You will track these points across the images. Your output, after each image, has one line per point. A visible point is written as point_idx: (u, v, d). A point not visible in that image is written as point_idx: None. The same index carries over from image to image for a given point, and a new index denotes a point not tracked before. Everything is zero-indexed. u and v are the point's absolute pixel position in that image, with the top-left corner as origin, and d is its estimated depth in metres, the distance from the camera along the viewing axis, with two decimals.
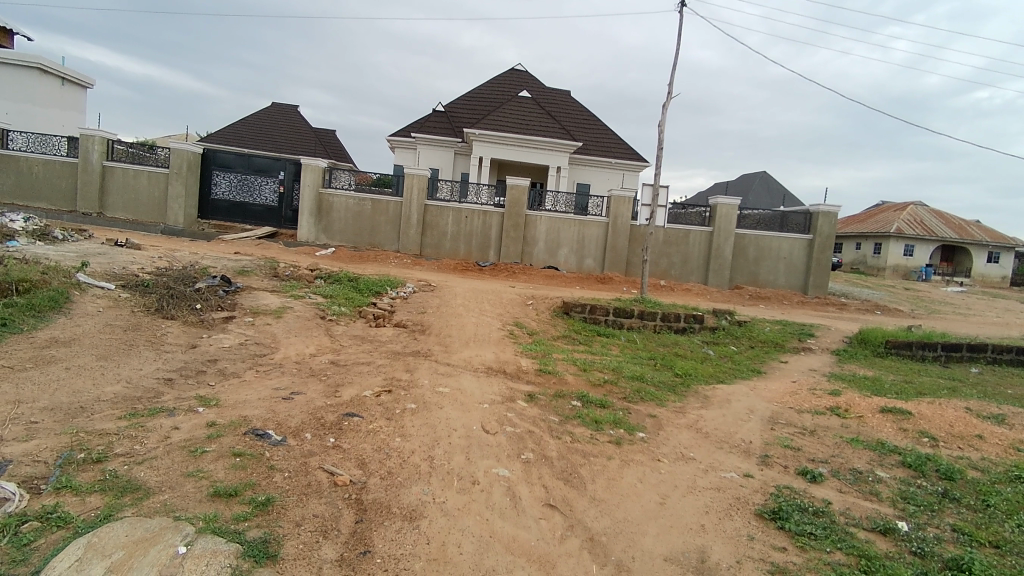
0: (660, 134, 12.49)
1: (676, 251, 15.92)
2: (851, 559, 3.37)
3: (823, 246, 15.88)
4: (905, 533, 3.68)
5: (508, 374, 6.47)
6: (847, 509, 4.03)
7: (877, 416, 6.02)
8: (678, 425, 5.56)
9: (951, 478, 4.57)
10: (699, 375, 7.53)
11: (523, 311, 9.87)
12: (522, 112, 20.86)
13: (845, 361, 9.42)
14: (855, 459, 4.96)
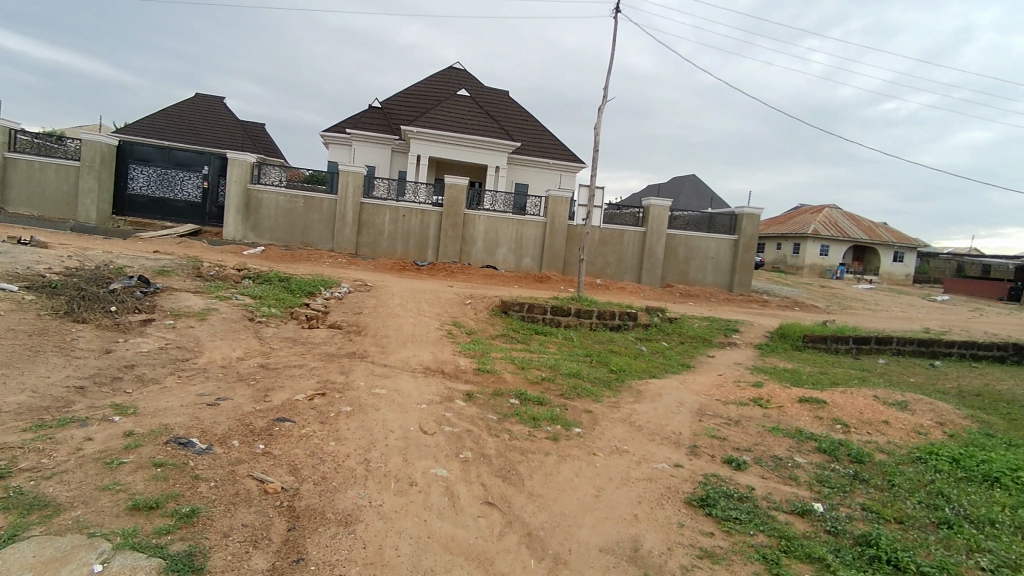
0: (596, 136, 12.80)
1: (611, 252, 16.33)
2: (772, 540, 3.58)
3: (747, 246, 16.70)
4: (819, 513, 3.94)
5: (447, 374, 6.45)
6: (769, 494, 4.27)
7: (795, 406, 6.41)
8: (613, 420, 5.71)
9: (860, 461, 4.94)
10: (633, 370, 7.77)
11: (462, 310, 9.85)
12: (459, 111, 20.85)
13: (767, 354, 9.97)
14: (776, 446, 5.27)
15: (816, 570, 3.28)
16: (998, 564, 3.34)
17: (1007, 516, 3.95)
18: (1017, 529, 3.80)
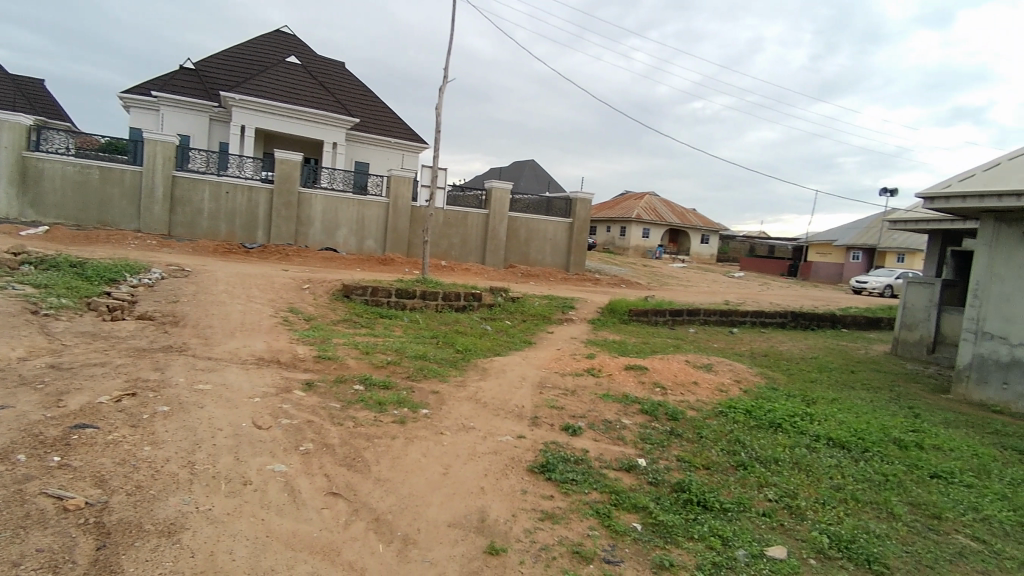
0: (437, 116, 12.73)
1: (455, 233, 16.45)
2: (604, 496, 3.94)
3: (581, 229, 17.90)
4: (643, 467, 4.42)
5: (283, 363, 6.05)
6: (601, 454, 4.68)
7: (623, 373, 7.08)
8: (459, 398, 5.82)
9: (675, 418, 5.62)
10: (478, 349, 7.97)
11: (299, 295, 9.28)
12: (290, 79, 19.43)
13: (599, 328, 10.84)
14: (606, 411, 5.78)
15: (640, 517, 3.68)
16: (779, 494, 4.03)
17: (785, 454, 4.76)
18: (793, 463, 4.61)
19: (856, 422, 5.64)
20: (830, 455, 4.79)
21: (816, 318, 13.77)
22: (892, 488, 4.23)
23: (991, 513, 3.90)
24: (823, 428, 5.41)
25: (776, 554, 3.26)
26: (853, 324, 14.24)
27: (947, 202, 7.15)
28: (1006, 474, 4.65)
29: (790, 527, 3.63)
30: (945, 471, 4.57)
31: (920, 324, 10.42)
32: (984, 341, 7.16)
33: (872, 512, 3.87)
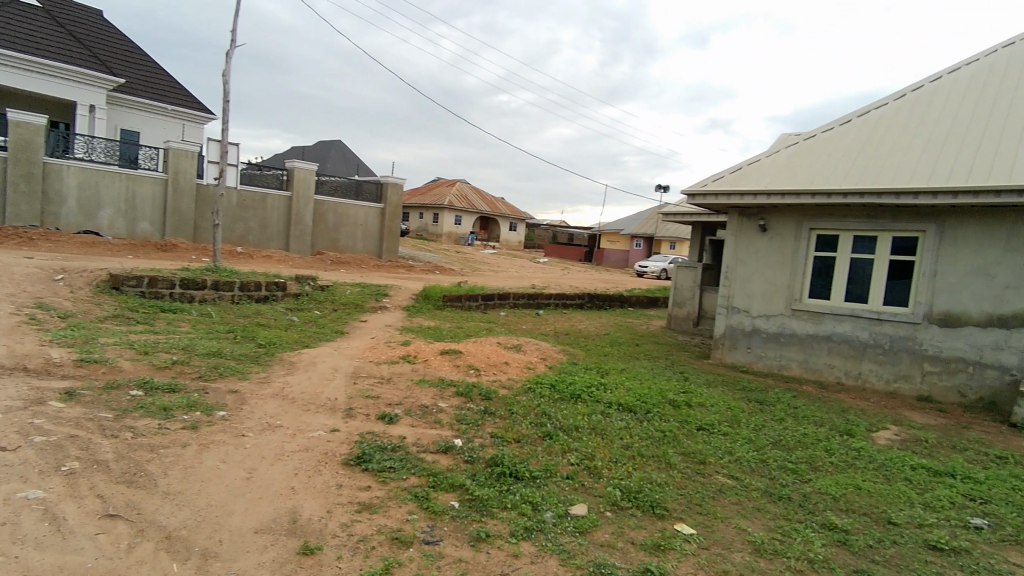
0: (226, 84, 11.48)
1: (252, 216, 15.07)
2: (422, 479, 4.00)
3: (393, 214, 17.63)
4: (459, 447, 4.56)
5: (32, 371, 5.00)
6: (418, 439, 4.72)
7: (438, 358, 7.20)
8: (263, 396, 5.40)
9: (488, 397, 5.89)
10: (284, 342, 7.44)
11: (50, 288, 7.71)
12: (28, 29, 16.10)
13: (414, 315, 10.85)
14: (423, 396, 5.84)
15: (458, 495, 3.81)
16: (580, 458, 4.48)
17: (584, 421, 5.29)
18: (591, 429, 5.14)
19: (640, 388, 6.50)
20: (621, 419, 5.45)
21: (609, 299, 15.40)
22: (669, 441, 4.96)
23: (739, 454, 4.80)
24: (614, 395, 6.12)
25: (578, 512, 3.62)
26: (638, 303, 16.24)
27: (706, 199, 8.48)
28: (749, 421, 5.75)
29: (590, 486, 4.05)
30: (706, 423, 5.49)
31: (688, 301, 12.22)
32: (733, 314, 8.71)
33: (654, 464, 4.50)
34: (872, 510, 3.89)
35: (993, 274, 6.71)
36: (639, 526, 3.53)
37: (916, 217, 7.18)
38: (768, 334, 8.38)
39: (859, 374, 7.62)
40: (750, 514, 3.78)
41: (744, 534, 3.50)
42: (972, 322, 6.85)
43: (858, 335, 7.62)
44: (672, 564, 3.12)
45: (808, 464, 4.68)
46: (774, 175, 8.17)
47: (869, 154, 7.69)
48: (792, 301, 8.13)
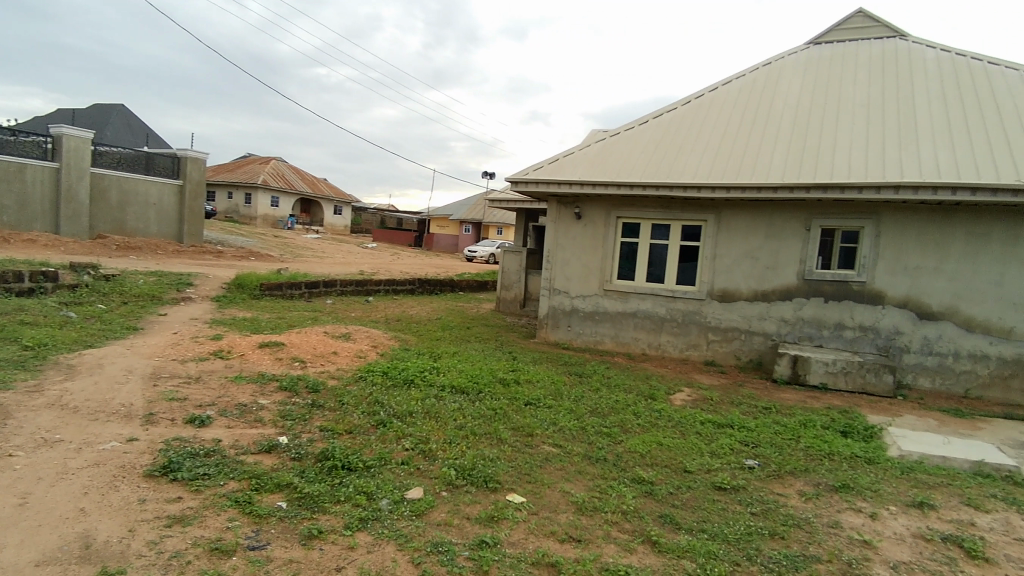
0: None
1: (7, 193, 12.35)
2: (242, 483, 3.69)
3: (194, 193, 15.86)
4: (284, 445, 4.29)
5: None
6: (236, 441, 4.34)
7: (256, 352, 6.67)
8: (33, 408, 4.52)
9: (315, 390, 5.61)
10: (59, 343, 6.29)
11: None
12: None
13: (225, 306, 9.86)
14: (240, 394, 5.36)
15: (285, 495, 3.59)
16: (415, 442, 4.50)
17: (418, 406, 5.30)
18: (424, 413, 5.18)
19: (472, 369, 6.70)
20: (453, 400, 5.57)
21: (438, 283, 15.50)
22: (499, 418, 5.19)
23: (562, 424, 5.21)
24: (447, 378, 6.23)
25: (414, 496, 3.65)
26: (467, 288, 16.59)
27: (526, 186, 8.90)
28: (570, 393, 6.26)
29: (425, 469, 4.10)
30: (533, 398, 5.85)
31: (514, 284, 12.87)
32: (554, 295, 9.34)
33: (486, 441, 4.69)
34: (671, 461, 4.49)
35: (756, 256, 8.07)
36: (474, 501, 3.67)
37: (699, 208, 8.34)
38: (585, 313, 9.14)
39: (658, 344, 8.67)
40: (573, 478, 4.14)
41: (568, 497, 3.82)
42: (742, 297, 8.17)
43: (658, 310, 8.65)
44: (505, 532, 3.30)
45: (620, 427, 5.25)
46: (586, 167, 8.89)
47: (663, 152, 8.74)
48: (604, 282, 8.96)
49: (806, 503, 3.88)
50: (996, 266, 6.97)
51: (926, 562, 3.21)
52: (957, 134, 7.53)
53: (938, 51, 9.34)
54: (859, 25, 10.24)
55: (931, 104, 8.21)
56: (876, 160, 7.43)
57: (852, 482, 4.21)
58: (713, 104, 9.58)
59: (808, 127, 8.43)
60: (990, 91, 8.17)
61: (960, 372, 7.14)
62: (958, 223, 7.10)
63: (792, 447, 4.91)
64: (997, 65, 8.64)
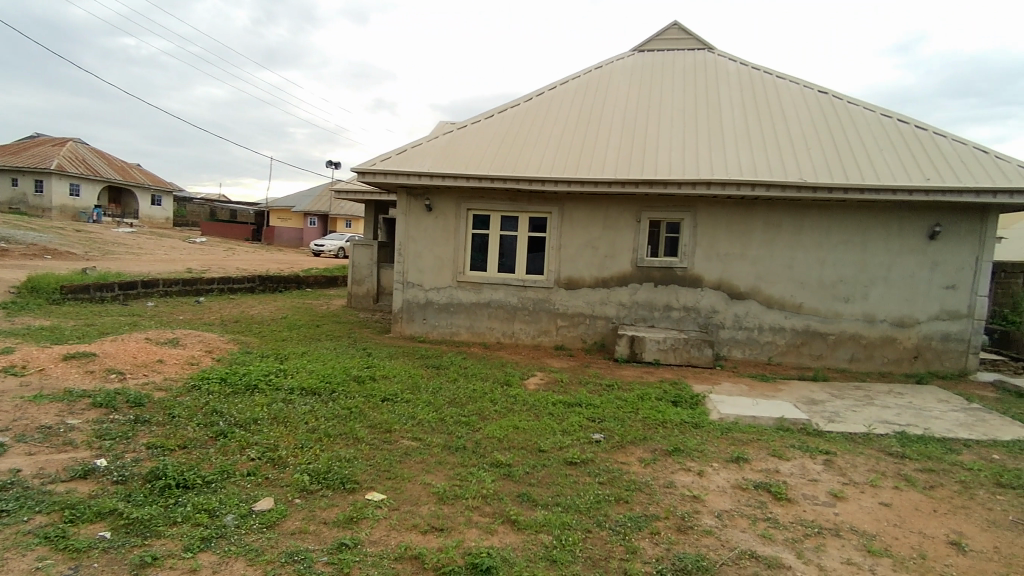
0: None
1: None
2: (53, 517, 3.17)
3: None
4: (104, 468, 3.76)
5: None
6: (40, 470, 3.71)
7: (61, 365, 5.73)
8: None
9: (139, 404, 4.97)
10: None
11: None
12: None
13: (15, 313, 8.31)
14: (41, 416, 4.58)
15: (109, 524, 3.15)
16: (262, 450, 4.20)
17: (264, 412, 4.95)
18: (272, 419, 4.85)
19: (323, 369, 6.40)
20: (304, 403, 5.28)
21: (282, 280, 14.51)
22: (354, 417, 5.03)
23: (421, 417, 5.20)
24: (295, 380, 5.88)
25: (264, 507, 3.41)
26: (314, 284, 15.74)
27: (374, 177, 8.65)
28: (428, 385, 6.26)
29: (275, 477, 3.85)
30: (390, 394, 5.75)
31: (366, 279, 12.50)
32: (408, 288, 9.24)
33: (342, 441, 4.53)
34: (527, 443, 4.70)
35: (596, 246, 8.68)
36: (331, 505, 3.53)
37: (544, 201, 8.76)
38: (440, 305, 9.17)
39: (512, 332, 8.99)
40: (433, 469, 4.15)
41: (429, 488, 3.83)
42: (585, 284, 8.75)
43: (510, 300, 8.95)
44: (365, 532, 3.22)
45: (478, 415, 5.37)
46: (434, 159, 8.87)
47: (508, 146, 9.01)
48: (457, 273, 9.06)
49: (646, 468, 4.30)
50: (786, 251, 8.23)
51: (741, 507, 3.74)
52: (754, 138, 8.74)
53: (737, 64, 10.74)
54: (675, 37, 11.43)
55: (734, 111, 9.44)
56: (692, 159, 8.38)
57: (683, 445, 4.75)
58: (553, 102, 10.09)
59: (636, 127, 9.23)
60: (778, 102, 9.59)
61: (763, 342, 8.35)
62: (756, 215, 8.27)
63: (633, 419, 5.39)
64: (782, 80, 10.16)
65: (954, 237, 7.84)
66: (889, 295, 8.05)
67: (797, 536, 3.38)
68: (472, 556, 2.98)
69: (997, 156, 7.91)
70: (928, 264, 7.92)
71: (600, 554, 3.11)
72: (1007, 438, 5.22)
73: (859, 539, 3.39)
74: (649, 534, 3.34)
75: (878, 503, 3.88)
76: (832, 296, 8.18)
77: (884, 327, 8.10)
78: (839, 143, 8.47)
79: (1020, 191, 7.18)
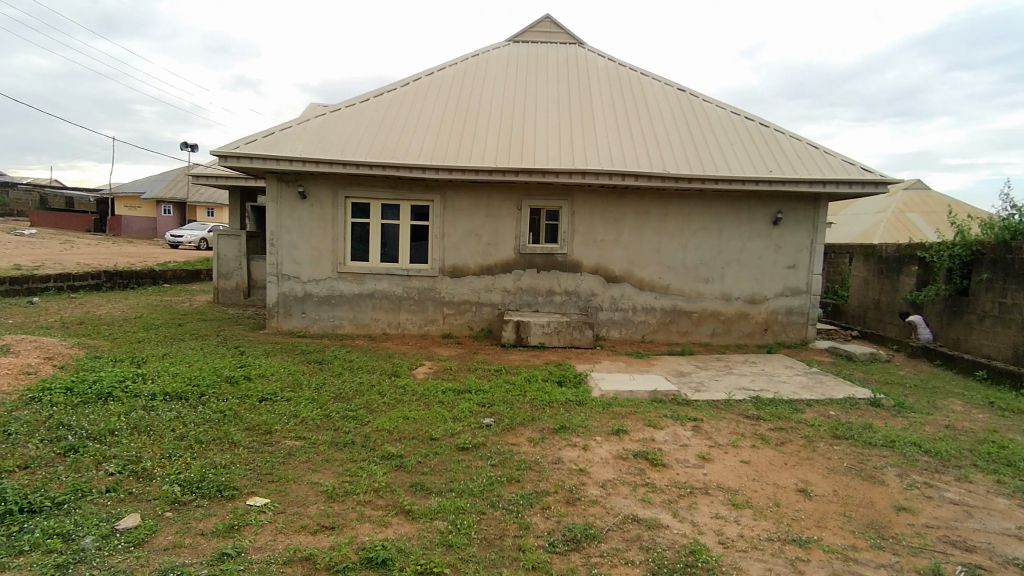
0: None
1: None
2: None
3: None
4: None
5: None
6: None
7: None
8: None
9: None
10: None
11: None
12: None
13: None
14: None
15: None
16: (122, 464, 3.78)
17: (121, 422, 4.45)
18: (132, 429, 4.38)
19: (189, 371, 5.88)
20: (169, 409, 4.83)
21: (134, 276, 13.05)
22: (229, 420, 4.69)
23: (304, 414, 4.97)
24: (157, 384, 5.35)
25: (128, 525, 3.09)
26: (174, 278, 14.36)
27: (239, 162, 8.02)
28: (310, 382, 5.98)
29: (140, 492, 3.49)
30: (268, 393, 5.42)
31: (234, 273, 11.62)
32: (283, 281, 8.73)
33: (216, 447, 4.21)
34: (417, 432, 4.68)
35: (479, 234, 8.76)
36: (208, 515, 3.28)
37: (425, 188, 8.65)
38: (320, 298, 8.77)
39: (398, 323, 8.84)
40: (321, 468, 4.00)
41: (316, 487, 3.69)
42: (470, 272, 8.81)
43: (394, 290, 8.78)
44: (249, 539, 3.04)
45: (366, 408, 5.23)
46: (307, 143, 8.41)
47: (386, 132, 8.78)
48: (337, 264, 8.71)
49: (535, 447, 4.46)
50: (654, 237, 8.86)
51: (623, 476, 4.01)
52: (623, 130, 9.27)
53: (605, 60, 11.30)
54: (548, 30, 11.77)
55: (604, 104, 9.93)
56: (568, 149, 8.71)
57: (568, 422, 4.98)
58: (431, 89, 9.96)
59: (514, 117, 9.40)
60: (643, 97, 10.24)
61: (637, 322, 8.96)
62: (628, 203, 8.80)
63: (522, 402, 5.56)
64: (646, 76, 10.85)
65: (792, 222, 8.90)
66: (742, 275, 8.96)
67: (673, 497, 3.70)
68: (367, 550, 2.92)
69: (824, 152, 9.07)
70: (773, 247, 8.92)
71: (495, 534, 3.19)
72: (837, 396, 6.07)
73: (725, 494, 3.79)
74: (541, 509, 3.48)
75: (739, 461, 4.35)
76: (694, 278, 8.94)
77: (739, 304, 9.02)
78: (696, 137, 9.24)
79: (842, 182, 8.29)
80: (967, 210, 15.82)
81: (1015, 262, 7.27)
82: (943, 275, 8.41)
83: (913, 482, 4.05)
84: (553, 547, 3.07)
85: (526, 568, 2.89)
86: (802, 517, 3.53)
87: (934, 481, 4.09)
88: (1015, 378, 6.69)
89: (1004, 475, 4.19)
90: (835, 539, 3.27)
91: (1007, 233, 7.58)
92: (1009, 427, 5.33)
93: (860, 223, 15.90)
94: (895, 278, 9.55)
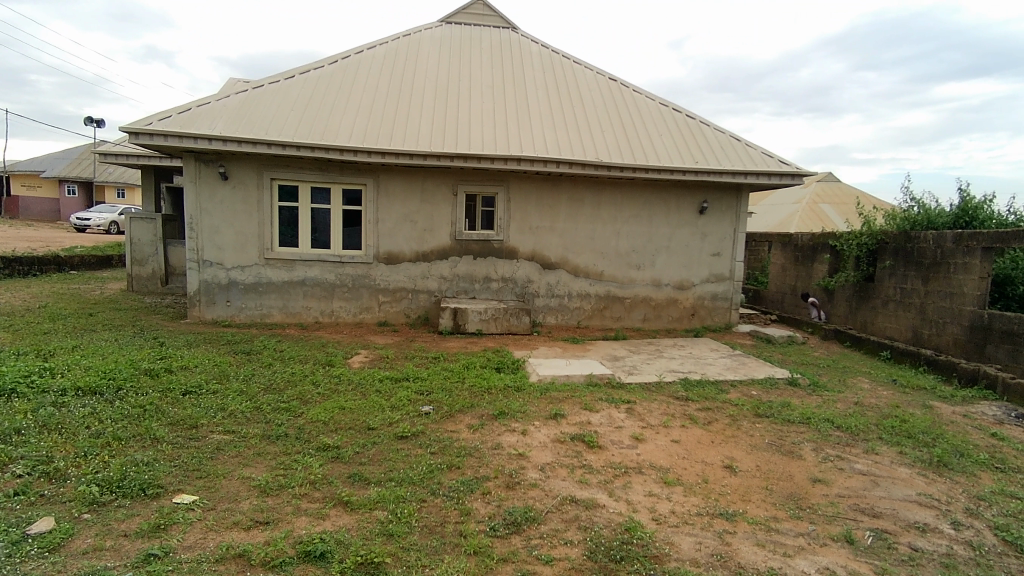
0: None
1: None
2: None
3: None
4: None
5: None
6: None
7: None
8: None
9: None
10: None
11: None
12: None
13: None
14: None
15: None
16: (31, 465, 3.49)
17: (27, 420, 4.10)
18: (40, 427, 4.05)
19: (103, 364, 5.47)
20: (81, 405, 4.49)
21: (35, 261, 11.99)
22: (150, 415, 4.43)
23: (233, 407, 4.75)
24: (67, 379, 4.96)
25: (41, 529, 2.86)
26: (81, 264, 13.31)
27: (152, 139, 7.48)
28: (237, 373, 5.73)
29: (53, 494, 3.24)
30: (192, 386, 5.15)
31: (150, 259, 10.90)
32: (205, 268, 8.28)
33: (137, 444, 3.96)
34: (354, 423, 4.58)
35: (414, 220, 8.63)
36: (131, 515, 3.09)
37: (357, 171, 8.40)
38: (246, 286, 8.39)
39: (331, 311, 8.59)
40: (252, 462, 3.85)
41: (248, 482, 3.55)
42: (406, 258, 8.67)
43: (327, 277, 8.52)
44: (177, 538, 2.89)
45: (299, 400, 5.07)
46: (228, 121, 7.97)
47: (313, 111, 8.44)
48: (264, 250, 8.35)
49: (475, 434, 4.48)
50: (588, 224, 9.03)
51: (562, 458, 4.11)
52: (556, 117, 9.35)
53: (539, 46, 11.33)
54: (480, 13, 11.65)
55: (538, 91, 9.97)
56: (502, 135, 8.69)
57: (507, 408, 5.03)
58: (361, 68, 9.65)
59: (447, 100, 9.27)
60: (576, 85, 10.36)
61: (572, 308, 9.13)
62: (562, 190, 8.91)
63: (460, 389, 5.56)
64: (578, 64, 10.98)
65: (717, 212, 9.31)
66: (671, 262, 9.30)
67: (609, 478, 3.83)
68: (304, 544, 2.86)
69: (746, 144, 9.51)
70: (699, 235, 9.31)
71: (436, 521, 3.19)
72: (759, 376, 6.45)
73: (657, 473, 3.96)
74: (481, 495, 3.51)
75: (670, 440, 4.55)
76: (626, 264, 9.20)
77: (668, 290, 9.38)
78: (627, 126, 9.46)
79: (762, 174, 8.74)
80: (872, 202, 17.10)
81: (914, 251, 7.93)
82: (853, 263, 9.06)
83: (827, 455, 4.39)
84: (494, 531, 3.11)
85: (468, 553, 2.91)
86: (729, 492, 3.74)
87: (845, 454, 4.44)
88: (913, 357, 7.34)
89: (904, 446, 4.61)
90: (759, 511, 3.49)
91: (907, 225, 8.35)
92: (908, 402, 5.86)
93: (778, 213, 16.85)
94: (810, 265, 10.20)
